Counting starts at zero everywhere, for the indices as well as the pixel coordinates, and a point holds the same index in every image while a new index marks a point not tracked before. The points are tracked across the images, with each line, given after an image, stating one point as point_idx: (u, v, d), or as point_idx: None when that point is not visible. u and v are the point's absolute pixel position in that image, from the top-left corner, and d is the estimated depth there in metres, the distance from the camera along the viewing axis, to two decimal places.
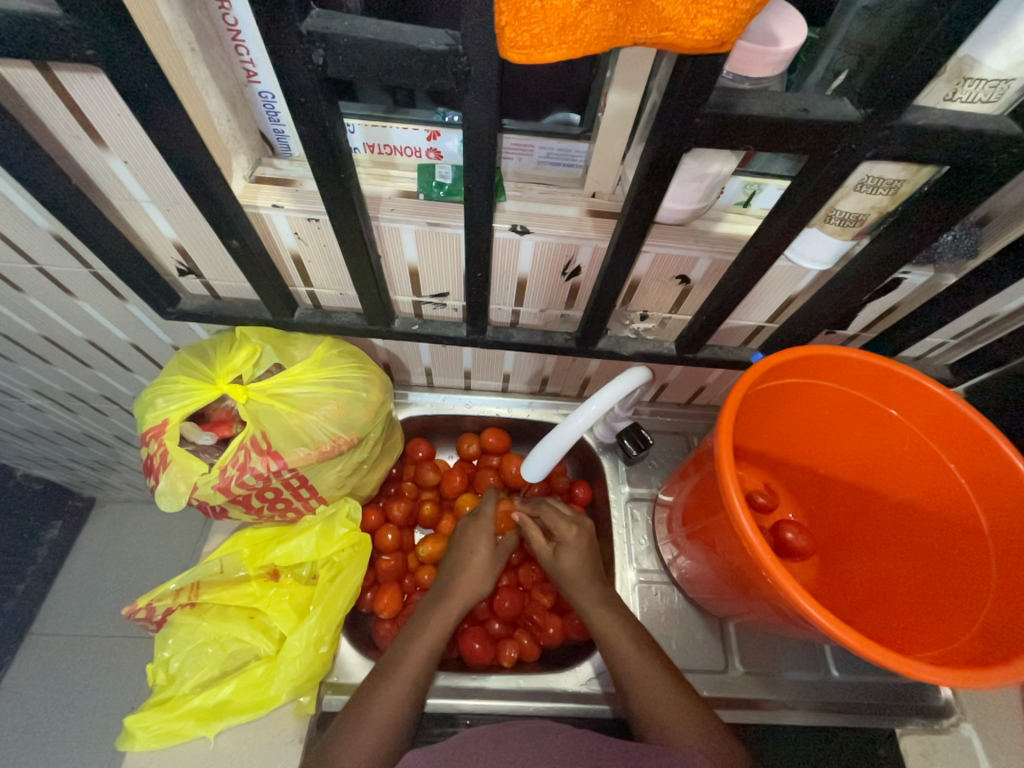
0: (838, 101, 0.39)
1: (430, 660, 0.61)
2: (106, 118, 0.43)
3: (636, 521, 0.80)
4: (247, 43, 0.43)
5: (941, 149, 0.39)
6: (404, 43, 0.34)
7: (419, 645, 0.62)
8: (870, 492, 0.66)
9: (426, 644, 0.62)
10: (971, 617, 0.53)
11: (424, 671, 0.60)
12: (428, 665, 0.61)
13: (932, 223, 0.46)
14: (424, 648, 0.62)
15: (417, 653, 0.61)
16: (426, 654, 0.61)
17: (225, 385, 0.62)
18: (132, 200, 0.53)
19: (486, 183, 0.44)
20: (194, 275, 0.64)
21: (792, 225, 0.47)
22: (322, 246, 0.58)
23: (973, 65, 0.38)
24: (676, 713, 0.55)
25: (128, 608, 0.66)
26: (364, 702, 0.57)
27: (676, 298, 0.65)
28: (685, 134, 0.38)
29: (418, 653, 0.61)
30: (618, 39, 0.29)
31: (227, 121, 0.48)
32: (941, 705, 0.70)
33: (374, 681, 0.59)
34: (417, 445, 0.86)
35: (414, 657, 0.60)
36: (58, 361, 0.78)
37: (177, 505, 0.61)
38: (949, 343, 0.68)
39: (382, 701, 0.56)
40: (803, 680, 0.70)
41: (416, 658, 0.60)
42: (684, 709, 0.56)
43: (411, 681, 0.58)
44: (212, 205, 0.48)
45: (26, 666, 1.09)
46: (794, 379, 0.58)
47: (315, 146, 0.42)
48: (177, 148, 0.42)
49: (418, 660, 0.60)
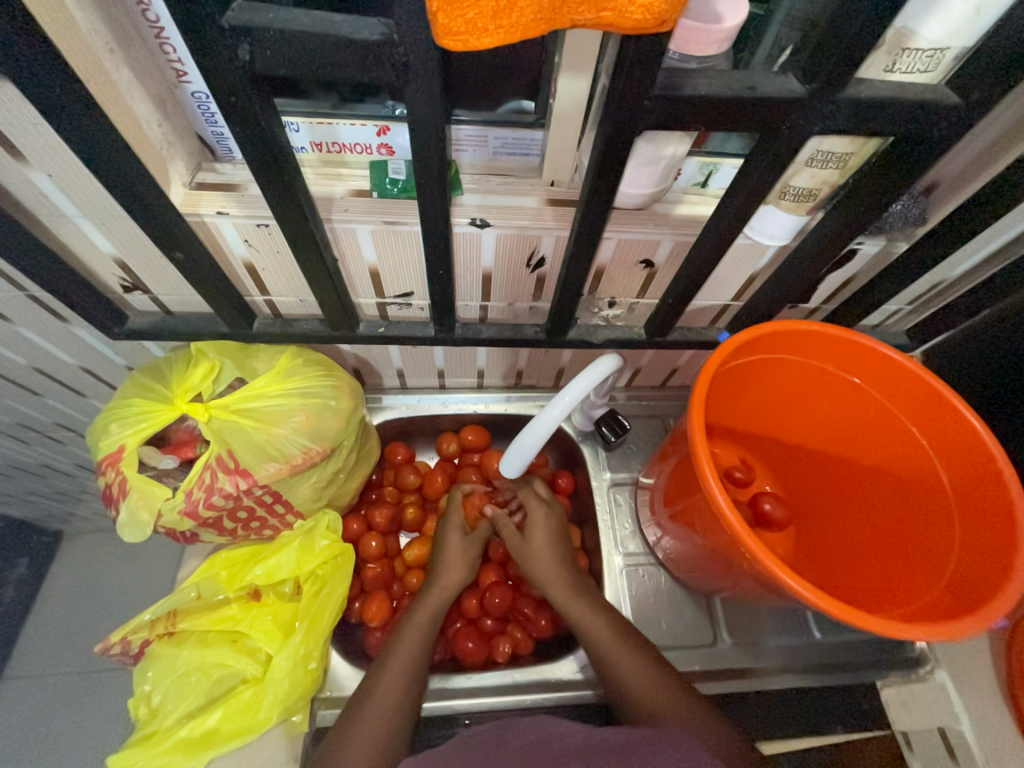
0: (783, 77, 0.39)
1: (420, 654, 0.62)
2: (21, 130, 0.40)
3: (620, 505, 0.81)
4: (172, 40, 0.40)
5: (884, 121, 0.40)
6: (336, 34, 0.32)
7: (407, 639, 0.63)
8: (839, 460, 0.68)
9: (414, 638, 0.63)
10: (939, 571, 0.56)
11: (417, 665, 0.61)
12: (421, 655, 0.62)
13: (880, 195, 0.47)
14: (412, 641, 0.63)
15: (407, 646, 0.62)
16: (416, 647, 0.62)
17: (183, 405, 0.59)
18: (63, 216, 0.49)
19: (438, 176, 0.43)
20: (140, 291, 0.60)
21: (748, 203, 0.47)
22: (275, 253, 0.56)
23: (910, 36, 0.39)
24: (653, 690, 0.56)
25: (101, 644, 0.63)
26: (358, 706, 0.57)
27: (642, 283, 0.65)
28: (635, 116, 0.38)
29: (407, 649, 0.62)
30: (555, 22, 0.28)
31: (159, 126, 0.45)
32: (917, 655, 0.74)
33: (367, 683, 0.59)
34: (395, 449, 0.84)
35: (404, 655, 0.61)
36: (2, 393, 0.73)
37: (143, 535, 0.58)
38: (904, 310, 0.71)
39: (378, 699, 0.57)
40: (787, 645, 0.73)
41: (406, 651, 0.61)
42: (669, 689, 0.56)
43: (405, 675, 0.59)
44: (150, 217, 0.45)
45: (1, 712, 1.05)
46: (763, 355, 0.60)
47: (253, 148, 0.40)
48: (103, 160, 0.39)
49: (410, 653, 0.61)
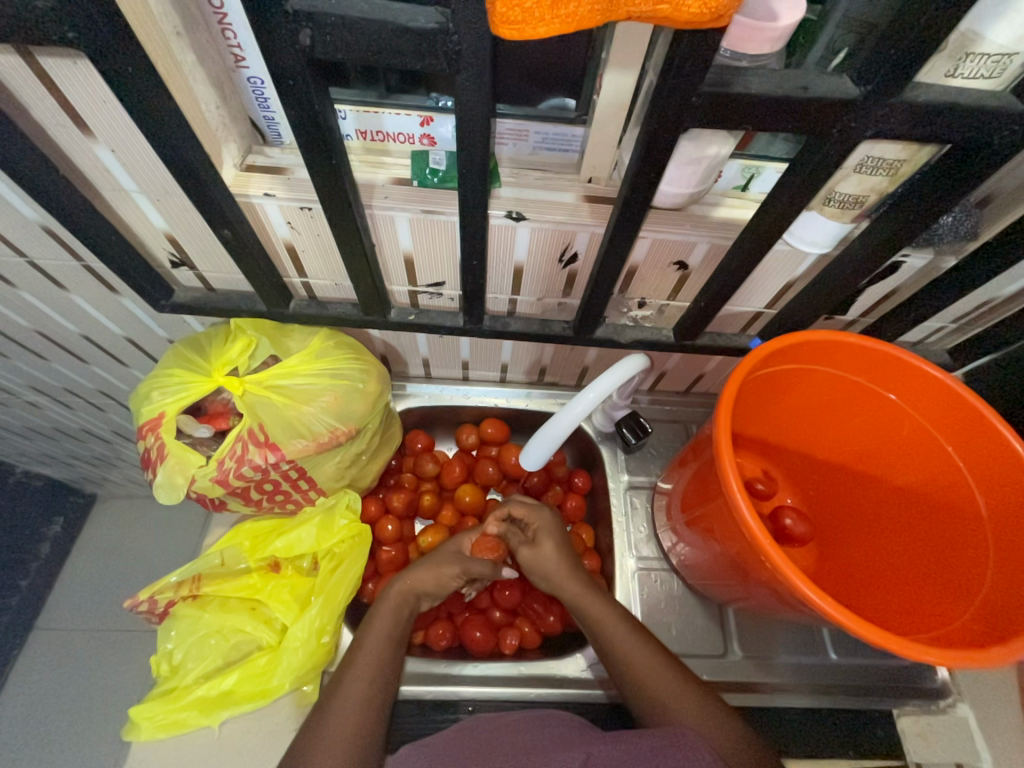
0: (837, 78, 0.38)
1: (391, 649, 0.61)
2: (92, 106, 0.42)
3: (636, 508, 0.80)
4: (234, 26, 0.42)
5: (941, 127, 0.39)
6: (393, 21, 0.33)
7: (372, 636, 0.62)
8: (868, 478, 0.66)
9: (379, 634, 0.62)
10: (969, 598, 0.54)
11: (387, 658, 0.60)
12: (390, 649, 0.61)
13: (931, 205, 0.45)
14: (380, 635, 0.62)
15: (374, 641, 0.61)
16: (382, 641, 0.61)
17: (220, 378, 0.62)
18: (122, 190, 0.52)
19: (481, 167, 0.43)
20: (187, 267, 0.63)
21: (792, 207, 0.46)
22: (316, 236, 0.58)
23: (975, 40, 0.37)
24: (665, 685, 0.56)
25: (130, 601, 0.66)
26: (331, 694, 0.57)
27: (675, 285, 0.64)
28: (681, 112, 0.38)
29: (375, 639, 0.61)
30: (611, 14, 0.28)
31: (216, 109, 0.47)
32: (940, 686, 0.71)
33: (337, 674, 0.59)
34: (416, 437, 0.85)
35: (374, 646, 0.61)
36: (54, 357, 0.77)
37: (176, 497, 0.60)
38: (949, 328, 0.68)
39: (347, 691, 0.56)
40: (802, 664, 0.71)
41: (374, 646, 0.61)
42: (676, 681, 0.57)
43: (374, 668, 0.59)
44: (203, 194, 0.47)
45: (33, 660, 1.11)
46: (795, 365, 0.58)
47: (304, 130, 0.41)
48: (166, 139, 0.42)
49: (377, 648, 0.60)
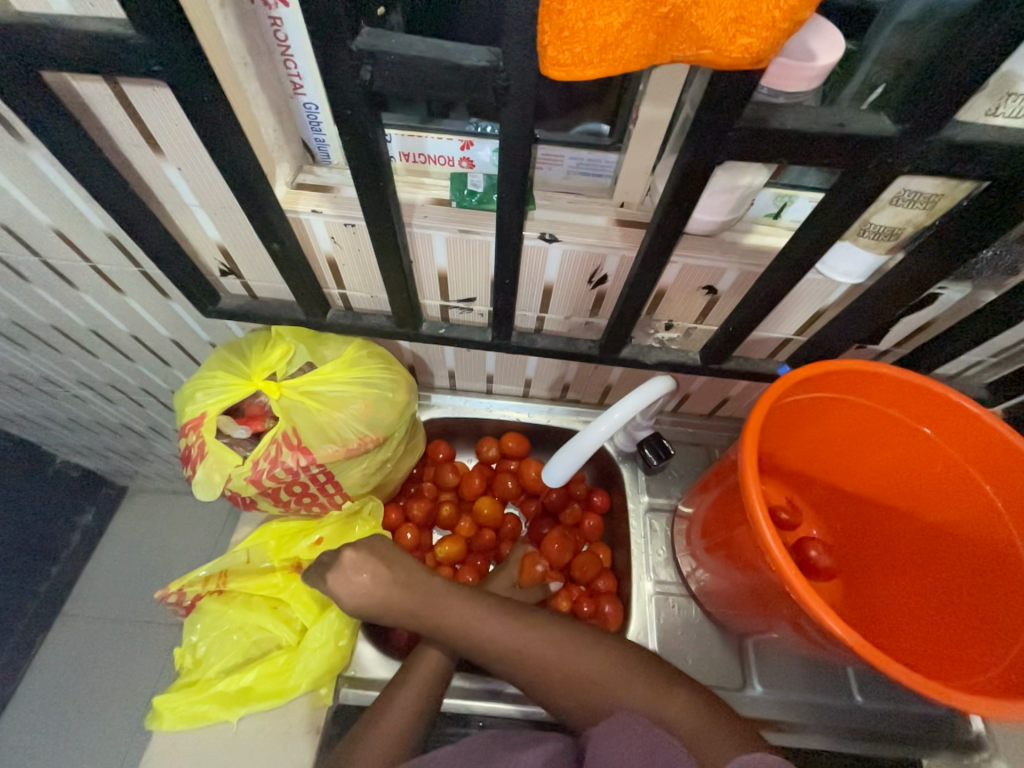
0: (874, 116, 0.39)
1: (443, 668, 0.62)
2: (165, 128, 0.46)
3: (655, 531, 0.79)
4: (296, 57, 0.45)
5: (981, 164, 0.39)
6: (447, 59, 0.35)
7: (428, 655, 0.62)
8: (900, 514, 0.64)
9: (434, 654, 0.62)
10: (1006, 645, 0.51)
11: (440, 676, 0.61)
12: (441, 668, 0.62)
13: (969, 239, 0.45)
14: (434, 653, 0.62)
15: (428, 660, 0.62)
16: (435, 662, 0.62)
17: (260, 382, 0.65)
18: (183, 203, 0.55)
19: (518, 191, 0.45)
20: (234, 275, 0.67)
21: (826, 237, 0.47)
22: (357, 250, 0.60)
23: (1017, 80, 0.37)
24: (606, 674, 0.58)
25: (160, 592, 0.69)
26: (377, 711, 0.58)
27: (702, 308, 0.65)
28: (717, 145, 0.39)
29: (428, 660, 0.62)
30: (655, 57, 0.30)
31: (273, 131, 0.51)
32: (973, 738, 0.67)
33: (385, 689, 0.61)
34: (438, 447, 0.87)
35: (426, 665, 0.61)
36: (104, 354, 0.82)
37: (212, 494, 0.63)
38: (987, 362, 0.67)
39: (393, 708, 0.58)
40: (825, 705, 0.68)
41: (426, 666, 0.61)
42: (625, 673, 0.58)
43: (422, 688, 0.60)
44: (257, 210, 0.50)
45: (58, 645, 1.15)
46: (826, 393, 0.58)
47: (356, 154, 0.44)
48: (229, 160, 0.45)
49: (430, 667, 0.61)
